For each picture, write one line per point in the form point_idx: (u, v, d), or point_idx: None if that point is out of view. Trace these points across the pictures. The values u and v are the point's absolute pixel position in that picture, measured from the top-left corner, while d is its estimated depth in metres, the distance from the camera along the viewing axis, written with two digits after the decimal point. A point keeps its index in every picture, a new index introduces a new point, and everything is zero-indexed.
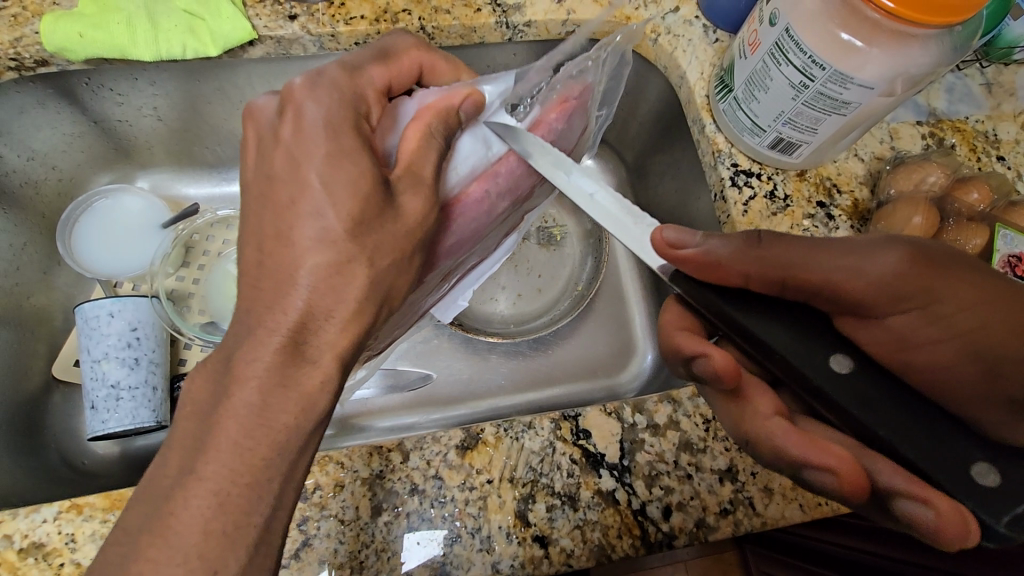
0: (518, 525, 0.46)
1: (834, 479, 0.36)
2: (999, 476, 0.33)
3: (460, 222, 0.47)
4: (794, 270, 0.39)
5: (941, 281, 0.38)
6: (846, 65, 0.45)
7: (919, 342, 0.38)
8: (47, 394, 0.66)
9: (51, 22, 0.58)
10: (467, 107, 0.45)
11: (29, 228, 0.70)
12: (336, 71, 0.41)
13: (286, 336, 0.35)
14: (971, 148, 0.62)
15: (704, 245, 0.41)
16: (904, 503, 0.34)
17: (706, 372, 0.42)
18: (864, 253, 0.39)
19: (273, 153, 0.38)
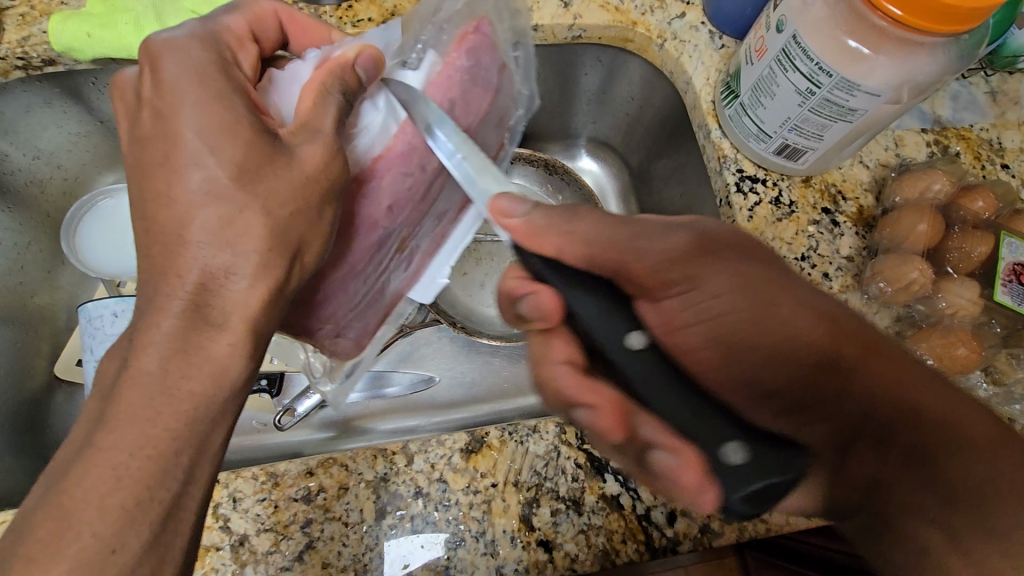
0: (522, 529, 0.46)
1: (596, 413, 0.41)
2: (744, 455, 0.32)
3: (383, 182, 0.47)
4: (599, 249, 0.41)
5: (705, 266, 0.43)
6: (853, 72, 0.45)
7: (683, 325, 0.43)
8: (49, 394, 0.66)
9: (60, 22, 0.58)
10: (362, 64, 0.43)
11: (33, 227, 0.70)
12: (190, 35, 0.41)
13: (186, 299, 0.36)
14: (975, 156, 0.62)
15: (528, 220, 0.41)
16: (661, 454, 0.37)
17: (532, 308, 0.43)
18: (651, 235, 0.43)
19: (138, 116, 0.39)
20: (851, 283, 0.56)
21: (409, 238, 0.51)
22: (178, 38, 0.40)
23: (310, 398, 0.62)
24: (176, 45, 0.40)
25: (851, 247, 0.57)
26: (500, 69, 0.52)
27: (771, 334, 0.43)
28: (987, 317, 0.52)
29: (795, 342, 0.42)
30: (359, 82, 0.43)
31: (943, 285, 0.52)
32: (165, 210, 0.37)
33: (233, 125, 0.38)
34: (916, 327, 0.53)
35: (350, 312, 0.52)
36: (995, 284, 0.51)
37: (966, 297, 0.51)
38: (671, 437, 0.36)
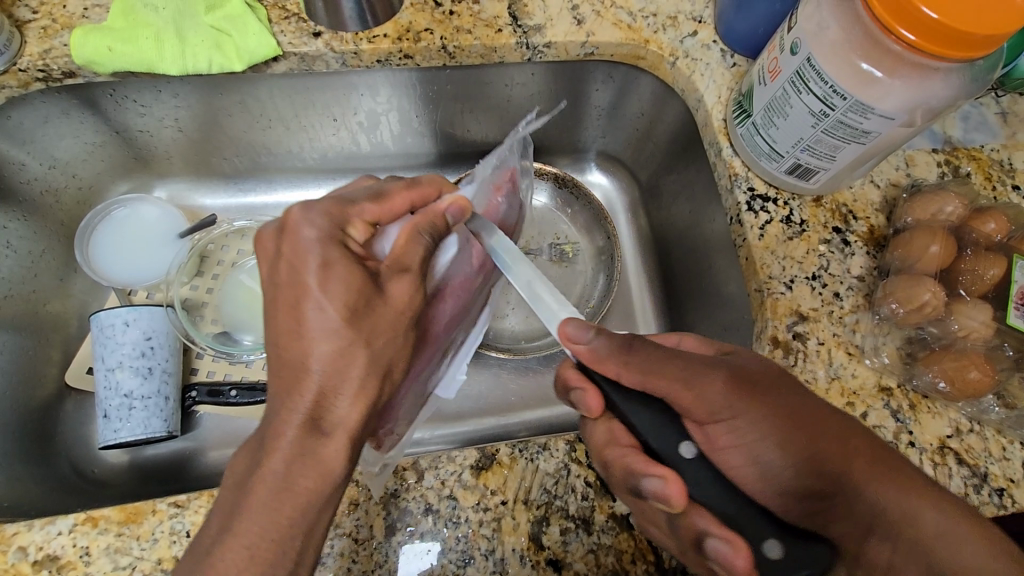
0: (532, 548, 0.46)
1: (668, 484, 0.40)
2: (783, 550, 0.37)
3: (447, 302, 0.54)
4: (650, 376, 0.41)
5: (754, 398, 0.41)
6: (867, 95, 0.45)
7: (725, 449, 0.41)
8: (60, 401, 0.67)
9: (82, 35, 0.59)
10: (453, 212, 0.50)
11: (47, 236, 0.70)
12: (327, 205, 0.44)
13: (305, 415, 0.38)
14: (985, 177, 0.62)
15: (597, 339, 0.43)
16: (714, 542, 0.38)
17: (586, 404, 0.45)
18: (694, 367, 0.41)
19: (271, 266, 0.41)
20: (862, 303, 0.56)
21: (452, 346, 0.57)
22: (320, 219, 0.42)
23: None
24: (308, 215, 0.42)
25: (862, 267, 0.57)
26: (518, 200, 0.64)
27: (837, 464, 0.39)
28: (999, 340, 0.51)
29: (830, 470, 0.39)
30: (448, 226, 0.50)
31: (955, 307, 0.51)
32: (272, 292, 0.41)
33: None
34: (927, 349, 0.52)
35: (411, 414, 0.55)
36: (1009, 307, 0.51)
37: (978, 320, 0.50)
38: (726, 528, 0.39)
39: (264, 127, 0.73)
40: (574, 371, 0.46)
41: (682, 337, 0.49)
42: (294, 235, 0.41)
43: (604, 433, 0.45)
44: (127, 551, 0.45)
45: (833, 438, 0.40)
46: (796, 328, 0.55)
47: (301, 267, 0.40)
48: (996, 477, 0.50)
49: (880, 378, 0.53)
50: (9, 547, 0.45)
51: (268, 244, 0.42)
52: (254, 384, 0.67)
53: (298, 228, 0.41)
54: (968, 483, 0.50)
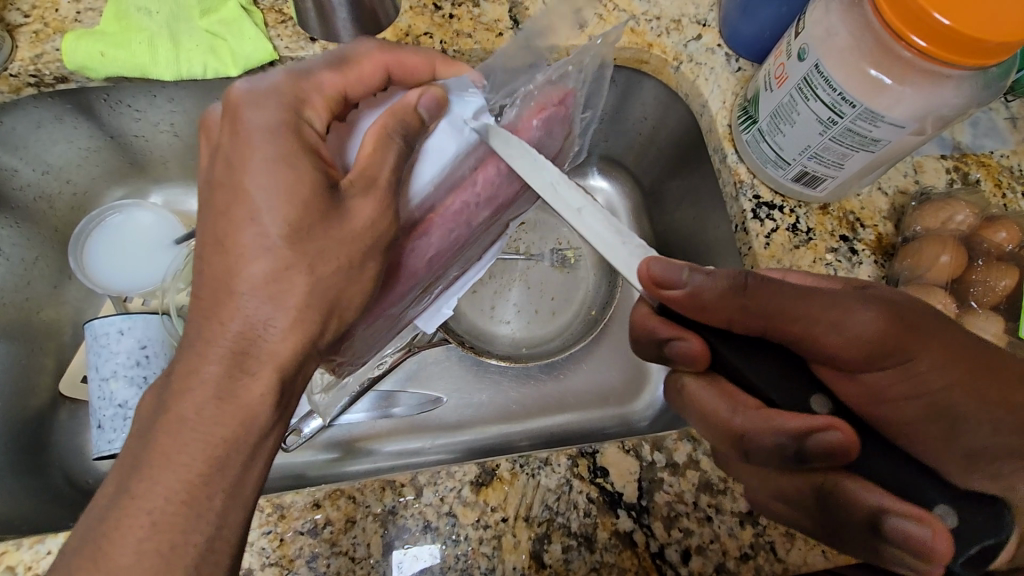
0: (532, 567, 0.45)
1: (838, 434, 0.36)
2: (957, 518, 0.35)
3: (434, 236, 0.47)
4: (776, 321, 0.39)
5: (911, 337, 0.39)
6: (876, 104, 0.44)
7: (890, 399, 0.40)
8: (53, 410, 0.66)
9: (74, 40, 0.58)
10: (424, 104, 0.43)
11: (40, 242, 0.69)
12: (277, 80, 0.40)
13: (225, 349, 0.36)
14: (995, 183, 0.61)
15: (693, 283, 0.39)
16: (893, 519, 0.35)
17: (677, 355, 0.44)
18: (843, 309, 0.39)
19: (211, 159, 0.39)
20: None
21: (433, 280, 0.52)
22: (263, 94, 0.38)
23: (317, 420, 0.64)
24: (254, 98, 0.38)
25: (869, 276, 0.56)
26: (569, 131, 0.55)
27: (993, 385, 0.39)
28: None
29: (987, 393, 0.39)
30: (420, 122, 0.43)
31: (967, 319, 0.51)
32: (210, 249, 0.37)
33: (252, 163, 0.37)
34: None
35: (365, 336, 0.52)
36: (1019, 319, 0.50)
37: (989, 332, 0.50)
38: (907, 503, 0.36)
39: None
40: (663, 324, 0.44)
41: (788, 273, 0.48)
42: (239, 120, 0.37)
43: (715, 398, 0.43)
44: None
45: (964, 350, 0.40)
46: None
47: (243, 162, 0.37)
48: None
49: None
50: None
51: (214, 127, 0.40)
52: None
53: (241, 112, 0.37)
54: None
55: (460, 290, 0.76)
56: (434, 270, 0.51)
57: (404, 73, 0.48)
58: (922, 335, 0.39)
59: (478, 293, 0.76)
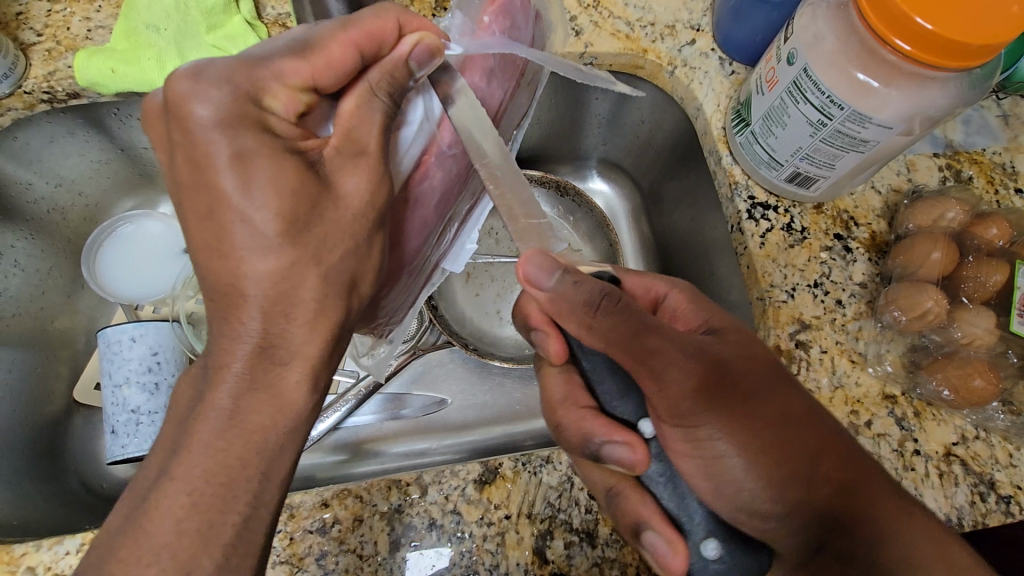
0: (536, 562, 0.46)
1: (629, 452, 0.40)
2: (717, 549, 0.39)
3: (434, 177, 0.47)
4: (613, 350, 0.40)
5: (721, 401, 0.40)
6: (864, 106, 0.45)
7: (687, 455, 0.41)
8: (68, 417, 0.67)
9: (85, 57, 0.60)
10: (417, 56, 0.40)
11: (54, 254, 0.71)
12: (227, 66, 0.36)
13: (246, 355, 0.36)
14: (987, 180, 0.62)
15: (558, 287, 0.41)
16: (651, 535, 0.39)
17: (541, 345, 0.47)
18: (671, 363, 0.40)
19: (171, 155, 0.37)
20: (865, 311, 0.56)
21: (448, 223, 0.52)
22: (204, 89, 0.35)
23: (326, 422, 0.65)
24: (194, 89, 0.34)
25: (864, 274, 0.57)
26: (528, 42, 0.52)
27: (796, 465, 0.39)
28: (1003, 347, 0.51)
29: (789, 473, 0.39)
30: (411, 74, 0.41)
31: (958, 315, 0.51)
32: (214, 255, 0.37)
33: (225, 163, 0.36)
34: (929, 357, 0.52)
35: (397, 295, 0.51)
36: (1010, 313, 0.51)
37: (982, 327, 0.50)
38: (669, 525, 0.40)
39: None
40: (537, 313, 0.48)
41: (670, 289, 0.50)
42: (187, 116, 0.34)
43: (560, 389, 0.46)
44: None
45: (774, 417, 0.40)
46: (799, 337, 0.55)
47: (207, 159, 0.35)
48: (1003, 484, 0.50)
49: (884, 386, 0.53)
50: (19, 567, 0.46)
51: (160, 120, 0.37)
52: None
53: (189, 107, 0.34)
54: (974, 490, 0.50)
55: (464, 293, 0.77)
56: (443, 213, 0.50)
57: (373, 44, 0.40)
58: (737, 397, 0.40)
59: (480, 296, 0.77)
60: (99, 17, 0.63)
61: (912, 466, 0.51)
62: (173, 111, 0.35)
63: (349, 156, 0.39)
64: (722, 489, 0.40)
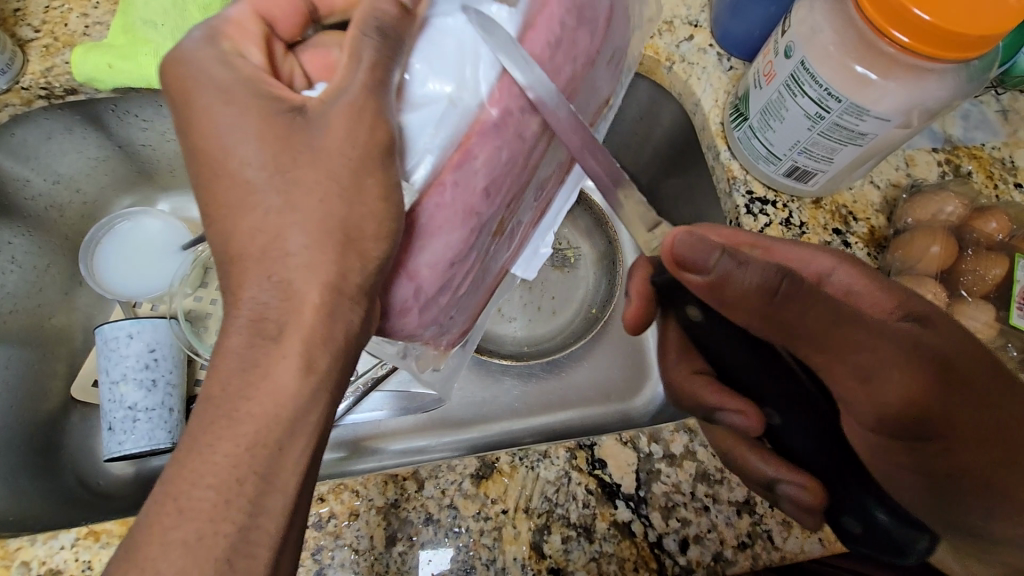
0: (533, 557, 0.46)
1: (743, 419, 0.43)
2: (888, 527, 0.40)
3: (478, 159, 0.36)
4: (796, 336, 0.39)
5: (948, 396, 0.40)
6: (862, 98, 0.45)
7: (883, 444, 0.41)
8: (65, 414, 0.67)
9: (83, 54, 0.60)
10: None
11: (52, 250, 0.71)
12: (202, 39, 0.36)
13: None
14: (987, 175, 0.61)
15: (721, 270, 0.38)
16: (786, 486, 0.44)
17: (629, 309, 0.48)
18: (882, 364, 0.39)
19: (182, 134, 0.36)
20: None
21: (509, 222, 0.44)
22: (196, 56, 0.36)
23: None
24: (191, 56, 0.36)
25: None
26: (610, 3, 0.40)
27: (1001, 449, 0.40)
28: (1003, 340, 0.51)
29: (982, 457, 0.41)
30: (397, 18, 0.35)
31: (957, 309, 0.51)
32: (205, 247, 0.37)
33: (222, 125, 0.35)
34: None
35: (445, 308, 0.42)
36: (1010, 307, 0.51)
37: (981, 320, 0.51)
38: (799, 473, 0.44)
39: None
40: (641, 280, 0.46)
41: (837, 265, 0.48)
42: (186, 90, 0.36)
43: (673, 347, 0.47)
44: None
45: (981, 424, 0.40)
46: None
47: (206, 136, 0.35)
48: None
49: None
50: (13, 562, 0.46)
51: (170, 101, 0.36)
52: None
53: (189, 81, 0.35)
54: None
55: None
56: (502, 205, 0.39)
57: None
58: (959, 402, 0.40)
59: None
60: (97, 14, 0.63)
61: None
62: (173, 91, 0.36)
63: (335, 103, 0.34)
64: (915, 473, 0.41)
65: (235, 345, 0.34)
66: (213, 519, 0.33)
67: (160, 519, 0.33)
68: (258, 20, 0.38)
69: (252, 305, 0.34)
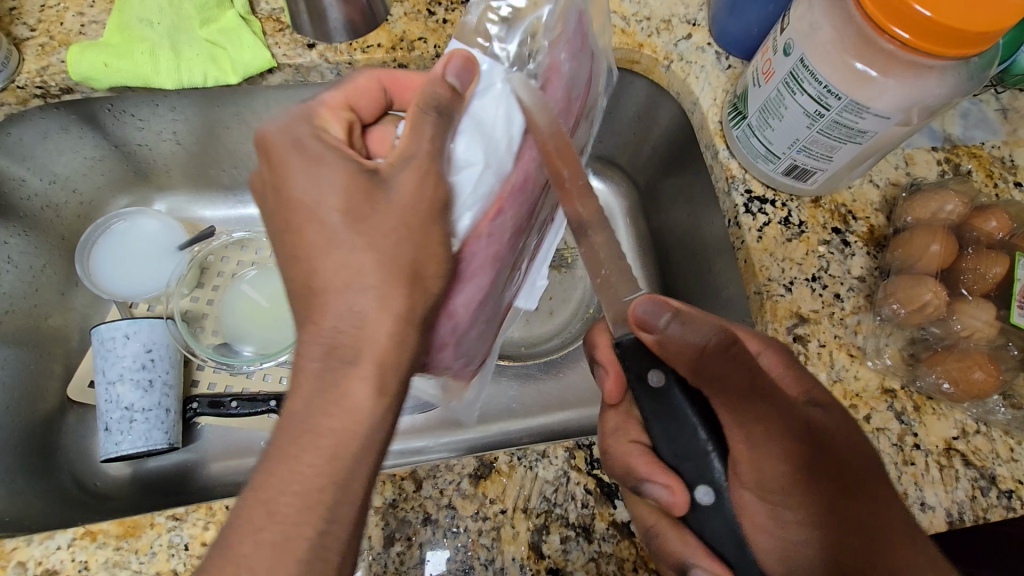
0: (532, 557, 0.46)
1: (670, 495, 0.41)
2: None
3: (507, 212, 0.45)
4: (718, 397, 0.41)
5: (820, 479, 0.39)
6: (861, 95, 0.45)
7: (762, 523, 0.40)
8: (62, 414, 0.67)
9: (78, 52, 0.59)
10: (454, 72, 0.42)
11: (48, 250, 0.71)
12: (286, 119, 0.41)
13: None
14: (987, 174, 0.61)
15: (666, 329, 0.42)
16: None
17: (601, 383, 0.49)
18: (759, 436, 0.40)
19: (269, 201, 0.41)
20: (863, 304, 0.55)
21: (519, 259, 0.53)
22: (286, 124, 0.41)
23: None
24: (279, 121, 0.41)
25: (863, 268, 0.57)
26: (592, 73, 0.53)
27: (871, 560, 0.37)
28: (1003, 339, 0.50)
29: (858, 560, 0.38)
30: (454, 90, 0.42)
31: (958, 307, 0.51)
32: None
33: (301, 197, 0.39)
34: (930, 350, 0.52)
35: (474, 339, 0.50)
36: (1010, 306, 0.50)
37: (982, 319, 0.50)
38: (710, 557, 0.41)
39: None
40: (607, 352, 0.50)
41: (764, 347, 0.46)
42: (280, 160, 0.40)
43: (614, 420, 0.48)
44: (126, 565, 0.46)
45: (842, 507, 0.39)
46: (797, 330, 0.54)
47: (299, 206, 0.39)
48: (1005, 479, 0.50)
49: (883, 380, 0.53)
50: (9, 562, 0.45)
51: (260, 181, 0.42)
52: (255, 394, 0.67)
53: (279, 150, 0.40)
54: (975, 484, 0.49)
55: None
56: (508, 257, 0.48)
57: (398, 89, 0.48)
58: (825, 485, 0.39)
59: None
60: (93, 13, 0.63)
61: (912, 461, 0.50)
62: (263, 156, 0.41)
63: (402, 163, 0.39)
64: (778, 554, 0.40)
65: (312, 354, 0.37)
66: (300, 523, 0.34)
67: (246, 522, 0.34)
68: (346, 108, 0.45)
69: (338, 313, 0.37)
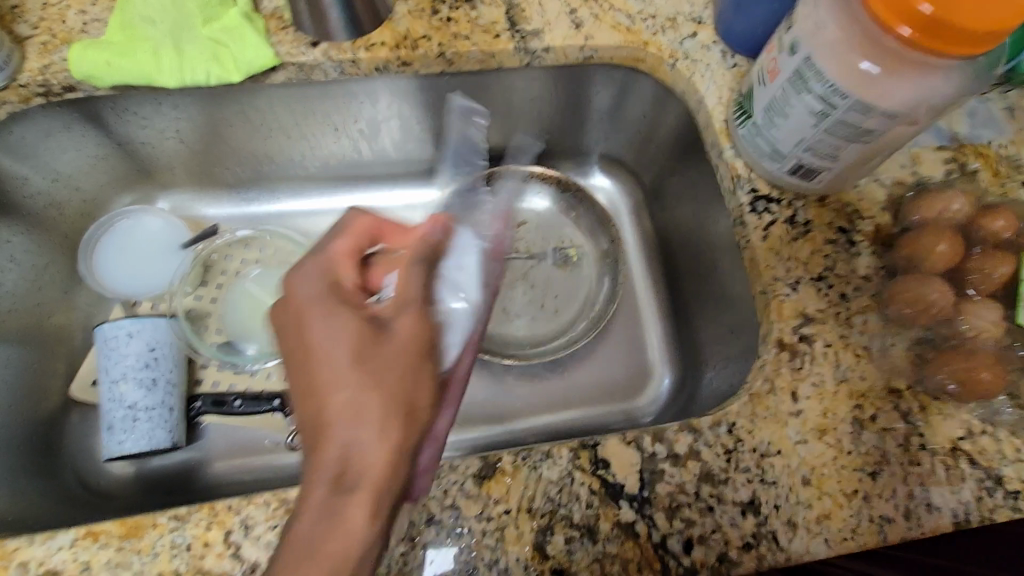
0: (536, 558, 0.46)
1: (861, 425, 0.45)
2: None
3: (479, 306, 0.55)
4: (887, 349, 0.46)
5: None
6: (868, 95, 0.45)
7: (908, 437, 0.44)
8: (65, 413, 0.67)
9: (80, 51, 0.59)
10: (434, 233, 0.54)
11: (51, 249, 0.71)
12: (312, 270, 0.44)
13: None
14: (994, 173, 0.61)
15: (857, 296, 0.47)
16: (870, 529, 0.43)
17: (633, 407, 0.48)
18: None
19: (291, 357, 0.42)
20: (869, 304, 0.55)
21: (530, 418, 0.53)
22: (310, 288, 0.43)
23: None
24: (302, 269, 0.44)
25: (869, 267, 0.56)
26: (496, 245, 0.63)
27: None
28: (1011, 340, 0.50)
29: None
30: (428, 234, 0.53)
31: (966, 308, 0.51)
32: None
33: (321, 354, 0.40)
34: (935, 350, 0.51)
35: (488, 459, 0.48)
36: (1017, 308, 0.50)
37: (988, 319, 0.50)
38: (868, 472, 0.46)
39: (264, 136, 0.74)
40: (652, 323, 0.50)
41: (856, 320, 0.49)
42: (297, 301, 0.43)
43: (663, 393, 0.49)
44: (129, 564, 0.46)
45: None
46: (802, 330, 0.54)
47: (311, 354, 0.41)
48: (1011, 480, 0.49)
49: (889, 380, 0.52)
50: (11, 563, 0.45)
51: (284, 318, 0.43)
52: (259, 394, 0.68)
53: (304, 314, 0.42)
54: (981, 486, 0.49)
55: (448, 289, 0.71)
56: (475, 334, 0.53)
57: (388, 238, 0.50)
58: None
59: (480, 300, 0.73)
60: (95, 11, 0.63)
61: (918, 461, 0.50)
62: (292, 309, 0.43)
63: (401, 310, 0.42)
64: None
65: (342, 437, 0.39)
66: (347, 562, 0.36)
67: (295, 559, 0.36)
68: (357, 251, 0.47)
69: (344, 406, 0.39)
